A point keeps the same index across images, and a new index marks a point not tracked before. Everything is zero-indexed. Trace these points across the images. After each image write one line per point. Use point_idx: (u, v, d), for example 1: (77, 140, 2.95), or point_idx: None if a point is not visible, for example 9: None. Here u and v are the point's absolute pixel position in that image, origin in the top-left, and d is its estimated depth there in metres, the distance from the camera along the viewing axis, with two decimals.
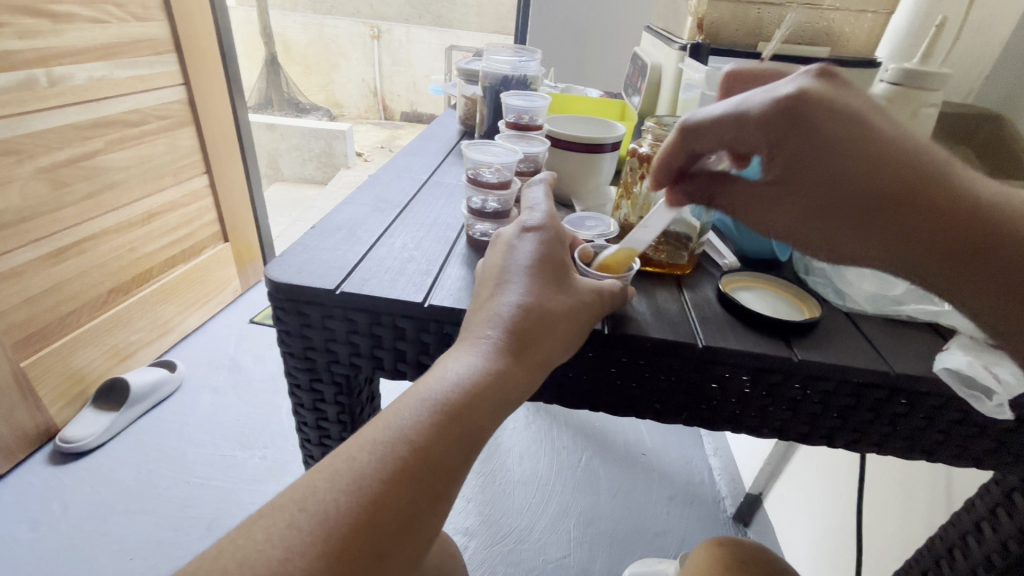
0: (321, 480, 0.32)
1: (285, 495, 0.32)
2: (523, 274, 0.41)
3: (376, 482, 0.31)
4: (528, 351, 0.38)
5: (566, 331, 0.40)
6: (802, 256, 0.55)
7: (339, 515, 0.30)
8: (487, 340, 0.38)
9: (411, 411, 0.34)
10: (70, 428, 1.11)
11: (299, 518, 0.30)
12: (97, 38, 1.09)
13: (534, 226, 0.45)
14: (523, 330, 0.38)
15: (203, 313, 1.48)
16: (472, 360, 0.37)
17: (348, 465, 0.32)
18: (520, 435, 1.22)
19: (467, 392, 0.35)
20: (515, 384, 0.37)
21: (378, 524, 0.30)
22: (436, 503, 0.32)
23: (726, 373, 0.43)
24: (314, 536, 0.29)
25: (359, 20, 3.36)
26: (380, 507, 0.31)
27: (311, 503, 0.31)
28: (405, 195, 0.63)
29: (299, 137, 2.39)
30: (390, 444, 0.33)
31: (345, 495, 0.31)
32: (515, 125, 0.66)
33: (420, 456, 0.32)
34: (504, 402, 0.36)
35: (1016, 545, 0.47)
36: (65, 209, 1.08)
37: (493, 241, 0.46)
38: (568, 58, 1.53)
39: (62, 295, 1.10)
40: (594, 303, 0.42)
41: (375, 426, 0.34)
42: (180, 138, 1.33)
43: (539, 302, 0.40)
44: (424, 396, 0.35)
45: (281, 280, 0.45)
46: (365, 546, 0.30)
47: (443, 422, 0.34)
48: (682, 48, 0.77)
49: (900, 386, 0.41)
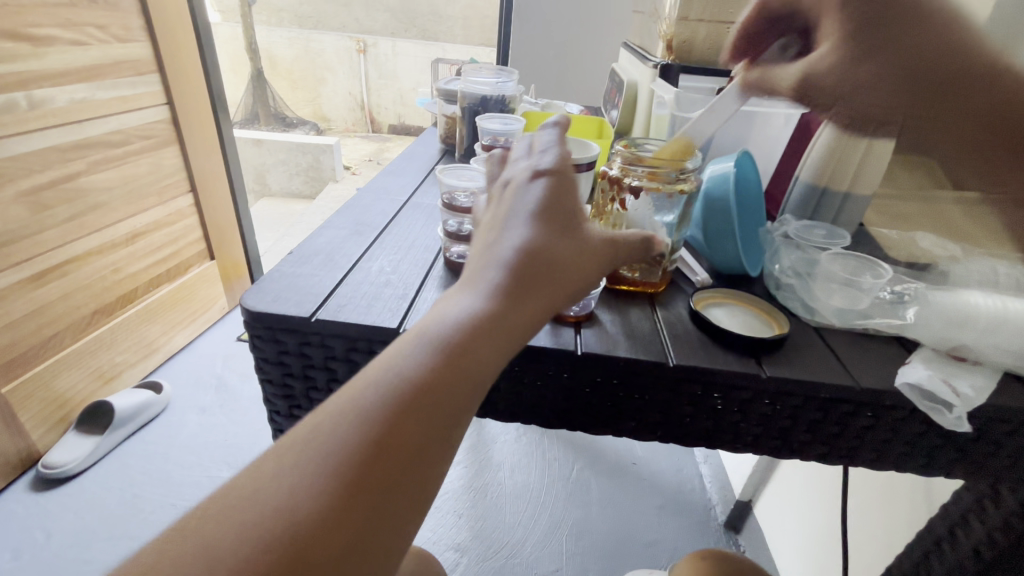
0: (280, 468, 0.29)
1: (239, 482, 0.29)
2: (528, 217, 0.39)
3: (359, 452, 0.29)
4: (528, 291, 0.36)
5: (571, 279, 0.38)
6: (772, 272, 0.56)
7: (322, 493, 0.28)
8: (480, 284, 0.36)
9: (397, 368, 0.32)
10: (53, 453, 1.09)
11: (254, 509, 0.27)
12: (79, 60, 1.09)
13: (546, 167, 0.42)
14: (527, 274, 0.36)
15: (189, 332, 1.47)
16: (452, 317, 0.34)
17: (308, 450, 0.29)
18: (511, 448, 1.22)
19: (442, 359, 0.32)
20: (504, 341, 0.34)
21: (334, 521, 0.27)
22: (401, 495, 0.29)
23: (698, 390, 0.44)
24: (269, 527, 0.27)
25: (344, 35, 3.38)
26: (363, 479, 0.28)
27: (265, 492, 0.28)
28: (384, 217, 0.63)
29: (286, 152, 2.38)
30: (369, 410, 0.30)
31: (321, 473, 0.28)
32: (490, 148, 0.67)
33: (384, 441, 0.29)
34: (508, 345, 0.34)
35: (988, 550, 0.48)
36: (47, 232, 1.07)
37: (503, 186, 0.44)
38: (550, 72, 1.55)
39: (44, 319, 1.08)
40: (603, 250, 0.39)
41: (358, 388, 0.31)
42: (163, 158, 1.32)
43: (544, 247, 0.37)
44: (414, 350, 0.32)
45: (255, 308, 0.45)
46: (319, 546, 0.27)
47: (413, 401, 0.30)
48: (654, 67, 0.79)
49: (866, 400, 0.42)
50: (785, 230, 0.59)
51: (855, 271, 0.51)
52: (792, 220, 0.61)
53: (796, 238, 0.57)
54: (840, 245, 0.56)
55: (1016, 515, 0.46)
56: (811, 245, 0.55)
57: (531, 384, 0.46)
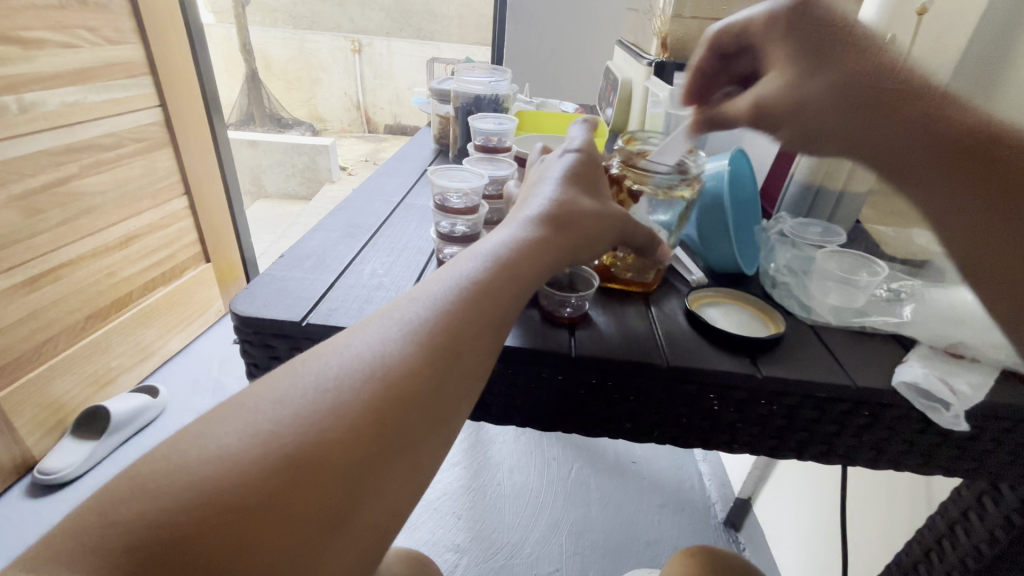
0: (283, 385, 0.30)
1: (239, 395, 0.30)
2: (558, 179, 0.44)
3: (395, 363, 0.31)
4: (549, 239, 0.39)
5: (594, 227, 0.42)
6: (767, 271, 0.56)
7: (351, 399, 0.29)
8: (504, 233, 0.40)
9: (440, 285, 0.35)
10: (49, 459, 1.08)
11: (248, 417, 0.28)
12: (69, 63, 1.08)
13: (578, 146, 0.48)
14: (557, 215, 0.41)
15: (186, 335, 1.46)
16: (469, 263, 0.37)
17: (333, 356, 0.31)
18: (510, 448, 1.22)
19: (453, 303, 0.34)
20: (513, 288, 0.36)
21: (321, 454, 0.27)
22: (392, 455, 0.28)
23: (693, 390, 0.44)
24: (257, 438, 0.27)
25: (339, 35, 3.35)
26: (393, 389, 0.30)
27: (262, 403, 0.28)
28: (377, 219, 0.63)
29: (281, 154, 2.36)
30: (412, 322, 0.33)
31: (352, 382, 0.30)
32: (484, 148, 0.67)
33: (386, 383, 0.30)
34: (542, 262, 0.38)
35: (989, 547, 0.48)
36: (40, 236, 1.06)
37: (539, 165, 0.50)
38: (545, 71, 1.55)
39: (37, 324, 1.08)
40: (624, 220, 0.45)
41: (403, 303, 0.35)
42: (157, 160, 1.31)
43: (572, 200, 0.43)
44: (457, 270, 0.36)
45: (245, 313, 0.45)
46: (300, 473, 0.26)
47: (421, 349, 0.31)
48: (649, 65, 0.79)
49: (862, 399, 0.42)
50: (780, 228, 0.59)
51: (851, 268, 0.51)
52: (787, 218, 0.61)
53: (791, 236, 0.57)
54: (835, 243, 0.55)
55: (1017, 513, 0.45)
56: (807, 243, 0.55)
57: (525, 387, 0.46)
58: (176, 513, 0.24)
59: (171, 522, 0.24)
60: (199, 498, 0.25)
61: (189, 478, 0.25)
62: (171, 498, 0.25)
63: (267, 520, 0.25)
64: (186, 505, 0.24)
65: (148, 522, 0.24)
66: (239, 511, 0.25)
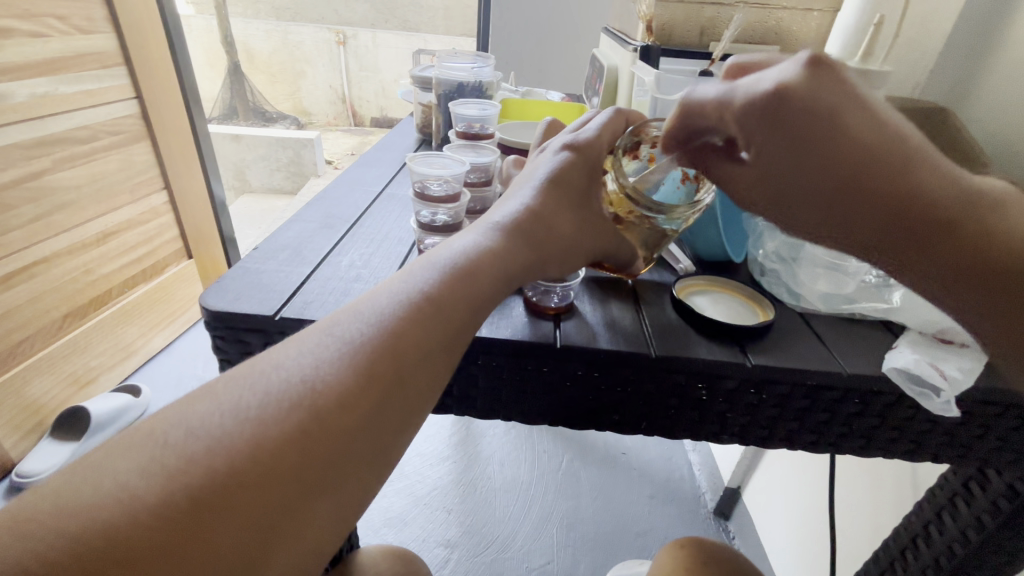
0: (198, 412, 0.28)
1: (151, 422, 0.28)
2: (538, 185, 0.43)
3: (331, 383, 0.29)
4: (515, 250, 0.39)
5: (562, 246, 0.42)
6: (756, 258, 0.55)
7: (272, 427, 0.27)
8: (469, 238, 0.39)
9: (385, 300, 0.33)
10: (26, 462, 1.05)
11: (155, 449, 0.26)
12: (38, 53, 1.04)
13: (576, 140, 0.45)
14: (529, 226, 0.41)
15: (168, 333, 1.43)
16: (423, 273, 0.35)
17: (257, 380, 0.29)
18: (499, 442, 1.21)
19: (396, 321, 0.32)
20: (467, 305, 0.35)
21: (234, 493, 0.25)
22: (313, 494, 0.27)
23: (681, 380, 0.43)
24: (162, 475, 0.25)
25: (323, 27, 3.22)
26: (321, 415, 0.28)
27: (174, 434, 0.26)
28: (357, 209, 0.61)
29: (265, 147, 2.30)
30: (354, 338, 0.31)
31: (281, 407, 0.28)
32: (466, 134, 0.66)
33: (312, 412, 0.28)
34: (506, 273, 0.38)
35: (975, 533, 0.48)
36: (13, 233, 1.03)
37: (540, 154, 0.48)
38: (531, 60, 1.53)
39: (12, 323, 1.04)
40: (600, 238, 0.44)
41: (346, 315, 0.33)
42: (134, 154, 1.27)
43: (548, 213, 0.42)
44: (401, 286, 0.34)
45: (216, 307, 0.43)
46: (207, 516, 0.24)
47: (358, 375, 0.30)
48: (634, 51, 0.77)
49: (852, 386, 0.41)
50: None
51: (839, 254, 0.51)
52: None
53: None
54: None
55: (1003, 497, 0.45)
56: None
57: (511, 379, 0.44)
58: (58, 561, 0.22)
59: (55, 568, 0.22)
60: (88, 543, 0.23)
61: (85, 520, 0.23)
62: (58, 543, 0.23)
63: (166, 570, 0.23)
64: (78, 550, 0.22)
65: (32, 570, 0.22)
66: (136, 559, 0.23)
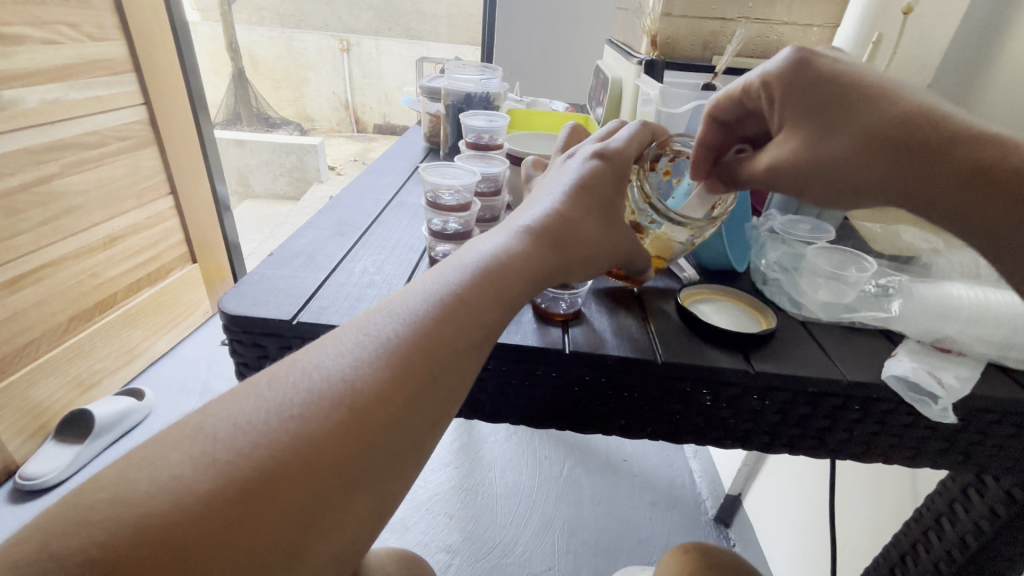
0: (243, 408, 0.29)
1: (196, 416, 0.29)
2: (564, 190, 0.44)
3: (369, 379, 0.30)
4: (541, 253, 0.40)
5: (586, 251, 0.43)
6: (758, 268, 0.57)
7: (316, 423, 0.28)
8: (495, 241, 0.40)
9: (418, 300, 0.35)
10: (29, 465, 1.06)
11: (204, 444, 0.27)
12: (50, 59, 1.05)
13: (605, 149, 0.46)
14: (556, 230, 0.42)
15: (172, 337, 1.43)
16: (453, 274, 0.36)
17: (299, 378, 0.30)
18: (502, 448, 1.21)
19: (429, 320, 0.33)
20: (496, 304, 0.36)
21: (279, 484, 0.26)
22: (352, 488, 0.28)
23: (687, 387, 0.44)
24: (212, 469, 0.26)
25: (327, 34, 3.25)
26: (358, 412, 0.29)
27: (221, 430, 0.27)
28: (368, 217, 0.62)
29: (269, 153, 2.32)
30: (389, 336, 0.32)
31: (322, 403, 0.29)
32: (475, 145, 0.68)
33: (351, 410, 0.29)
34: (533, 274, 0.39)
35: (974, 539, 0.48)
36: (21, 236, 1.04)
37: (565, 162, 0.49)
38: (535, 70, 1.55)
39: (20, 325, 1.05)
40: (620, 246, 0.46)
41: (379, 314, 0.34)
42: (141, 159, 1.29)
43: (573, 217, 0.43)
44: (433, 286, 0.36)
45: (235, 311, 0.44)
46: (256, 507, 0.25)
47: (393, 374, 0.31)
48: (638, 63, 0.79)
49: (853, 393, 0.43)
50: (770, 225, 0.60)
51: (840, 265, 0.52)
52: (777, 215, 0.62)
53: (781, 233, 0.58)
54: (824, 239, 0.57)
55: (1001, 502, 0.46)
56: (796, 240, 0.56)
57: (519, 384, 0.45)
58: (115, 549, 0.23)
59: (114, 556, 0.23)
60: (142, 533, 0.24)
61: (139, 512, 0.24)
62: (117, 533, 0.24)
63: (215, 557, 0.24)
64: (134, 538, 0.23)
65: (92, 557, 0.23)
66: (189, 546, 0.24)
